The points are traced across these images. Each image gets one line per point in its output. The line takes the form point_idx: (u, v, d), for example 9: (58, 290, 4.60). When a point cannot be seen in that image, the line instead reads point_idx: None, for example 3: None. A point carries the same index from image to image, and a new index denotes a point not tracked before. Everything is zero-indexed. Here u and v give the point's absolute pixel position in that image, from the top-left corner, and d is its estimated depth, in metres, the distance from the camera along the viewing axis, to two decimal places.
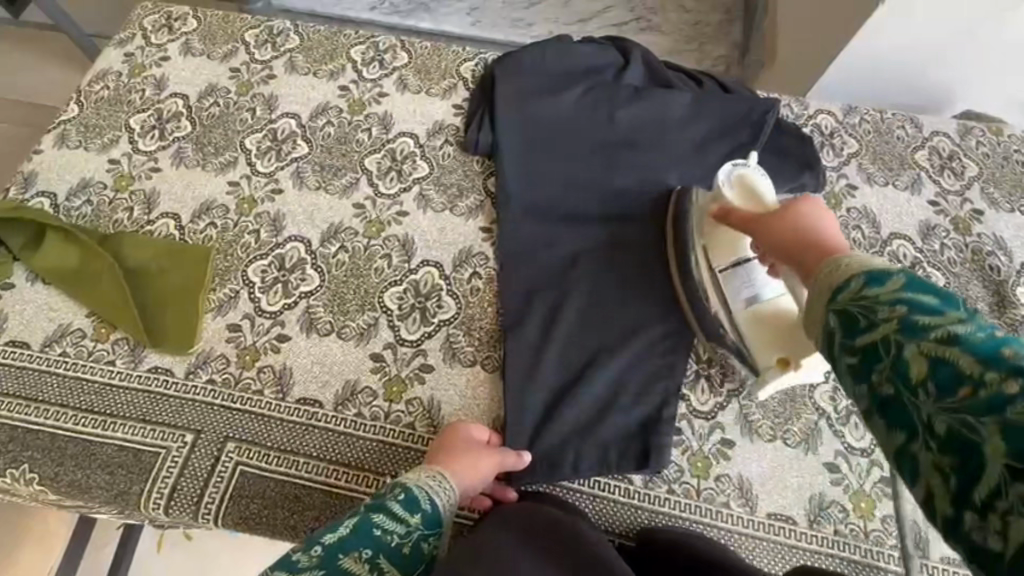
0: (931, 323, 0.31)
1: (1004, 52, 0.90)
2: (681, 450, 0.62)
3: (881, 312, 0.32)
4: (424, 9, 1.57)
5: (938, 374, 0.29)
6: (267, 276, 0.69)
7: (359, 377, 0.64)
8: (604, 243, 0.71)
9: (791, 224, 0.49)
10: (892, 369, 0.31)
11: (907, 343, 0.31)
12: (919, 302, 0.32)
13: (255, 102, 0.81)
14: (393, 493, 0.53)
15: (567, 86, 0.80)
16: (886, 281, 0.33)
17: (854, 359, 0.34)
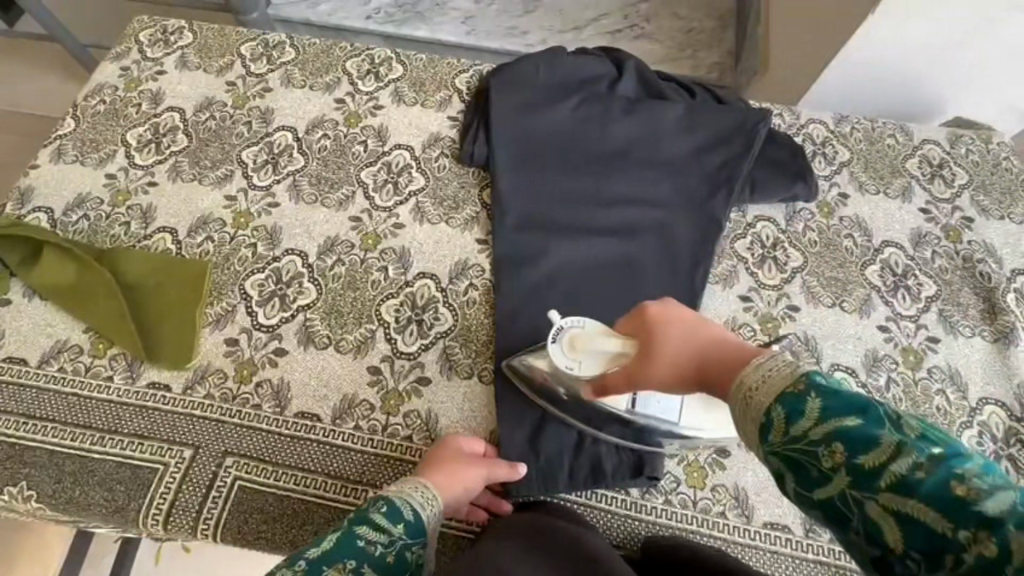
0: (875, 465, 0.31)
1: (997, 59, 0.91)
2: (678, 460, 0.63)
3: (826, 460, 0.33)
4: (419, 19, 1.57)
5: (912, 531, 0.30)
6: (264, 289, 0.69)
7: (356, 390, 0.64)
8: (599, 254, 0.72)
9: (674, 349, 0.46)
10: (862, 524, 0.32)
11: (865, 495, 0.31)
12: (849, 436, 0.33)
13: (251, 115, 0.81)
14: (375, 504, 0.53)
15: (561, 99, 0.81)
16: (808, 415, 0.34)
17: (820, 511, 0.34)
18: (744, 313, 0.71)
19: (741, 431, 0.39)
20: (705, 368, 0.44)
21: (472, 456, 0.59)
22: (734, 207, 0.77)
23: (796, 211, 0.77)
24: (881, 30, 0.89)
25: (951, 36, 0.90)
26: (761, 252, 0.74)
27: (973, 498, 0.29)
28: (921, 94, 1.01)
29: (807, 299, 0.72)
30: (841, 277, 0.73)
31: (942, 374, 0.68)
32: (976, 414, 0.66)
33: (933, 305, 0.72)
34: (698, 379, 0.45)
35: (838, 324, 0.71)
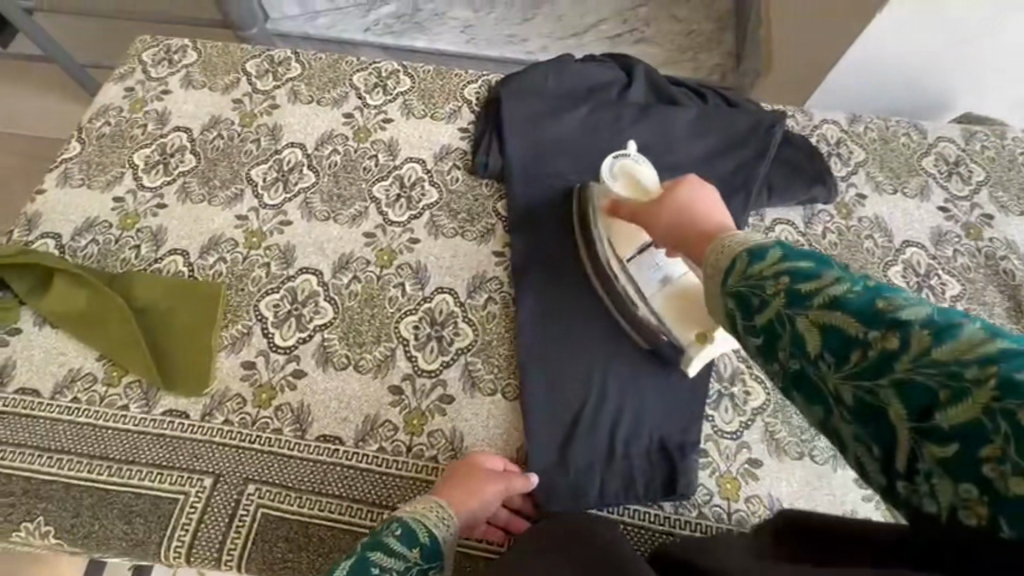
0: (811, 289, 0.33)
1: (1005, 52, 0.91)
2: (709, 471, 0.62)
3: (769, 288, 0.34)
4: (419, 30, 1.57)
5: (832, 342, 0.31)
6: (280, 309, 0.68)
7: (378, 411, 0.63)
8: None
9: (677, 206, 0.50)
10: (790, 342, 0.33)
11: (796, 312, 0.33)
12: (794, 270, 0.34)
13: (259, 133, 0.80)
14: (390, 529, 0.52)
15: (572, 106, 0.80)
16: (766, 256, 0.36)
17: (758, 338, 0.35)
18: None
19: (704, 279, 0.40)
20: (689, 228, 0.47)
21: (486, 471, 0.58)
22: (752, 212, 0.76)
23: (814, 214, 0.76)
24: (886, 31, 0.89)
25: (957, 33, 0.89)
26: None
27: (896, 311, 0.30)
28: (929, 91, 1.00)
29: None
30: None
31: None
32: None
33: (958, 305, 0.71)
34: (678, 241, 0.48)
35: None
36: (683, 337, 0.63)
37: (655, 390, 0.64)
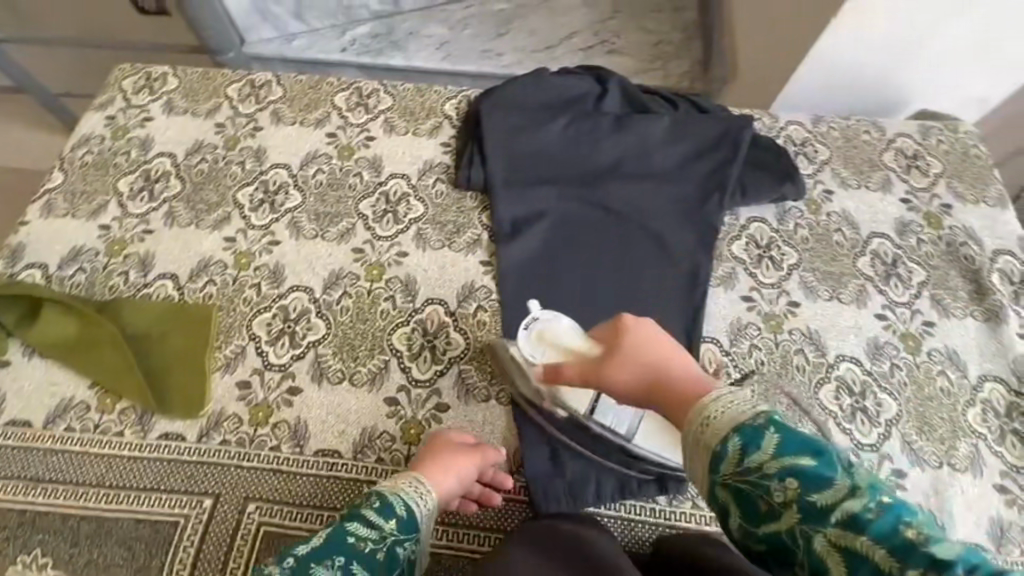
0: (826, 502, 0.34)
1: (955, 49, 0.96)
2: None
3: (778, 493, 0.36)
4: (396, 48, 1.60)
5: (858, 571, 0.32)
6: (272, 328, 0.69)
7: (375, 424, 0.64)
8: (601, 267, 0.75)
9: (635, 355, 0.51)
10: (808, 559, 0.34)
11: (814, 529, 0.34)
12: (802, 471, 0.36)
13: (244, 155, 0.82)
14: (369, 501, 0.54)
15: (551, 118, 0.83)
16: (762, 443, 0.37)
17: (769, 546, 0.37)
18: (748, 313, 0.72)
19: (691, 458, 0.42)
20: (661, 383, 0.49)
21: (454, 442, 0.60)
22: (727, 212, 0.79)
23: (785, 211, 0.80)
24: (843, 34, 0.94)
25: (910, 35, 0.95)
26: (757, 253, 0.77)
27: (925, 542, 0.31)
28: (887, 90, 1.06)
29: (807, 294, 0.74)
30: (835, 270, 0.76)
31: (941, 356, 0.70)
32: (977, 391, 0.68)
33: (924, 290, 0.75)
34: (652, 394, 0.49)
35: (840, 316, 0.73)
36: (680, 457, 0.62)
37: None
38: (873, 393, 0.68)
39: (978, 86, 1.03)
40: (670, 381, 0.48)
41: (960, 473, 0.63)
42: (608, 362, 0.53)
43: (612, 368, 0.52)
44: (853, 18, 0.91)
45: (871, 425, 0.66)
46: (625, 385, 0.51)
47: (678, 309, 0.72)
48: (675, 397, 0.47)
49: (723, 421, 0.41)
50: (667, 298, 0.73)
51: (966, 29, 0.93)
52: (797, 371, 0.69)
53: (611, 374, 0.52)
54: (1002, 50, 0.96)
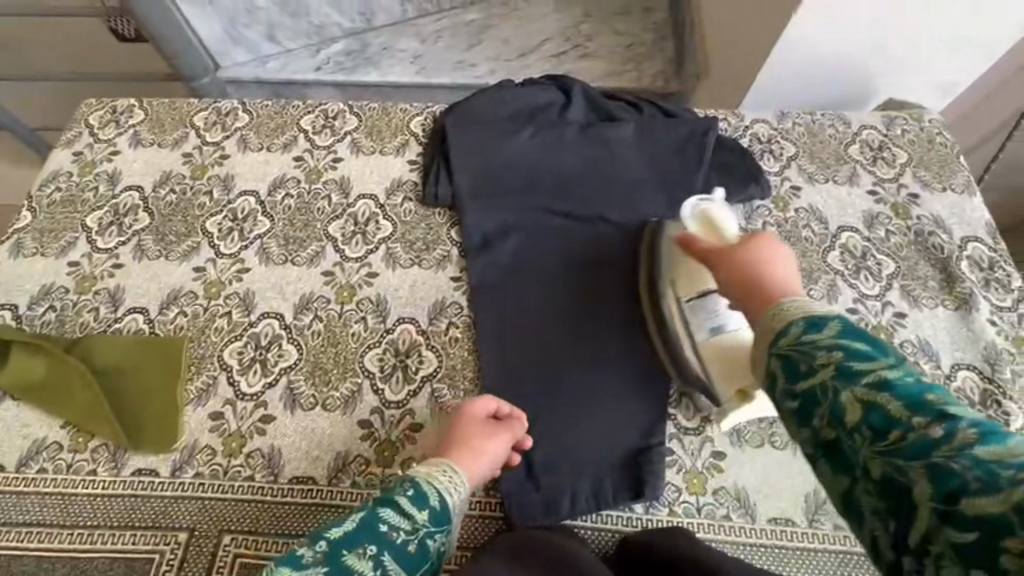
0: (864, 370, 0.38)
1: (918, 39, 0.96)
2: (676, 468, 0.63)
3: (821, 359, 0.40)
4: (370, 64, 1.60)
5: (873, 417, 0.36)
6: (244, 357, 0.69)
7: (349, 447, 0.64)
8: (572, 277, 0.74)
9: (746, 255, 0.54)
10: (830, 409, 0.38)
11: (843, 387, 0.38)
12: (852, 349, 0.39)
13: (212, 184, 0.82)
14: (402, 488, 0.53)
15: (516, 130, 0.83)
16: (824, 328, 0.41)
17: (797, 403, 0.40)
18: None
19: (755, 340, 0.46)
20: (751, 282, 0.51)
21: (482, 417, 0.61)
22: None
23: (753, 211, 0.80)
24: (806, 31, 0.94)
25: (872, 28, 0.95)
26: None
27: (944, 407, 0.35)
28: (853, 82, 1.06)
29: None
30: (804, 267, 0.76)
31: (913, 347, 0.71)
32: (950, 381, 0.69)
33: (894, 282, 0.75)
34: (750, 283, 0.51)
35: None
36: (723, 391, 0.64)
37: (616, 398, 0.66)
38: None
39: (944, 73, 1.03)
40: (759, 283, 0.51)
41: None
42: (721, 254, 0.56)
43: (721, 259, 0.56)
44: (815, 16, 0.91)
45: None
46: (723, 276, 0.54)
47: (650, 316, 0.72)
48: (754, 296, 0.50)
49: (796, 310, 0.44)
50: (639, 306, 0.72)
51: (928, 20, 0.93)
52: None
53: (716, 265, 0.56)
54: (965, 38, 0.96)
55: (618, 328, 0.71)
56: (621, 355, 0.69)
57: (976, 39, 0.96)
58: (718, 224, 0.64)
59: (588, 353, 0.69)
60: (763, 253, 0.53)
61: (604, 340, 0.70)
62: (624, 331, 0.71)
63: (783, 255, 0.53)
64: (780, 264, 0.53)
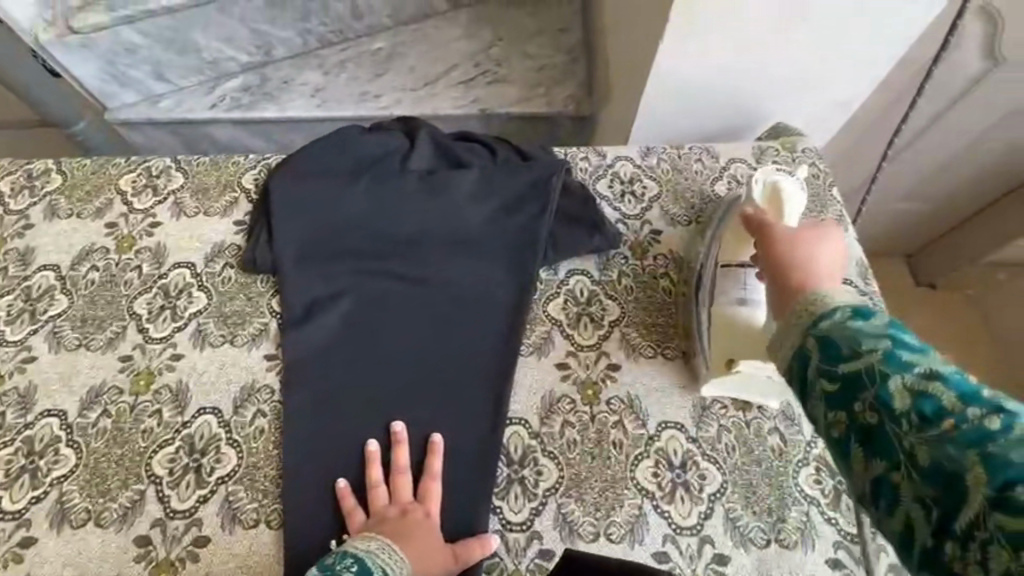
0: (913, 359, 0.36)
1: (803, 60, 0.88)
2: (496, 574, 0.56)
3: (866, 345, 0.38)
4: (268, 99, 1.51)
5: (926, 405, 0.34)
6: (11, 467, 0.60)
7: (118, 572, 0.55)
8: (403, 347, 0.67)
9: (800, 239, 0.52)
10: (876, 394, 0.36)
11: (890, 372, 0.36)
12: (897, 337, 0.38)
13: (8, 260, 0.73)
14: (344, 563, 0.52)
15: (351, 182, 0.75)
16: (871, 318, 0.39)
17: (835, 386, 0.38)
18: (562, 383, 0.65)
19: (789, 318, 0.44)
20: (795, 268, 0.49)
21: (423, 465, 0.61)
22: (543, 267, 0.72)
23: (607, 260, 0.73)
24: (678, 49, 0.86)
25: (747, 51, 0.86)
26: (575, 310, 0.70)
27: (1004, 399, 0.32)
28: (743, 107, 0.98)
29: (628, 354, 0.67)
30: (660, 321, 0.69)
31: (774, 411, 0.64)
32: (812, 447, 0.62)
33: None
34: (792, 267, 0.49)
35: (665, 373, 0.66)
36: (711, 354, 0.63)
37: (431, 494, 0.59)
38: (693, 464, 0.61)
39: (838, 92, 0.96)
40: (803, 266, 0.49)
41: (788, 549, 0.57)
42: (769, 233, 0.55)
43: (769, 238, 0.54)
44: (683, 33, 0.83)
45: (691, 503, 0.59)
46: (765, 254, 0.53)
47: (484, 388, 0.64)
48: (789, 275, 0.48)
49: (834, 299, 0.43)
50: (474, 378, 0.65)
51: (809, 37, 0.85)
52: (612, 448, 0.61)
53: (766, 242, 0.54)
54: (853, 53, 0.88)
55: (446, 403, 0.64)
56: (449, 436, 0.62)
57: (863, 53, 0.88)
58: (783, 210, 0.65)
59: (411, 436, 0.62)
60: (818, 242, 0.51)
61: (430, 418, 0.63)
62: (454, 408, 0.64)
63: (837, 249, 0.51)
64: (832, 258, 0.50)
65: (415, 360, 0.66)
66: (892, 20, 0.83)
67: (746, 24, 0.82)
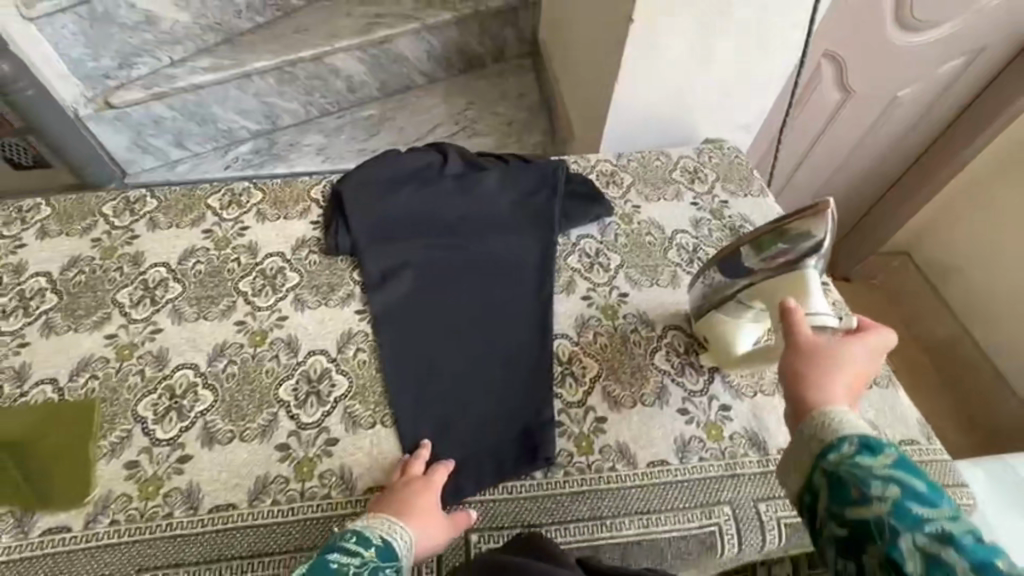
0: (924, 513, 0.42)
1: (719, 89, 1.20)
2: (565, 436, 0.74)
3: (877, 491, 0.45)
4: (278, 159, 1.74)
5: (934, 569, 0.40)
6: (158, 407, 0.72)
7: (268, 470, 0.68)
8: (461, 298, 0.86)
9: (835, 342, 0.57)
10: (884, 548, 0.42)
11: (902, 527, 0.42)
12: (912, 488, 0.44)
13: (122, 261, 0.88)
14: (348, 535, 0.60)
15: (403, 184, 0.96)
16: (879, 456, 0.47)
17: (845, 531, 0.45)
18: (588, 308, 0.87)
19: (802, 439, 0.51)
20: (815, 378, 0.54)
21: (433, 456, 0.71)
22: (560, 234, 0.95)
23: (605, 226, 0.98)
24: (630, 80, 1.16)
25: (674, 83, 1.17)
26: (589, 261, 0.93)
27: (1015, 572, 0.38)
28: (683, 127, 1.28)
29: (632, 286, 0.90)
30: (651, 262, 0.93)
31: None
32: None
33: None
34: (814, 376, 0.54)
35: (662, 296, 0.89)
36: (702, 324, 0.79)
37: (503, 393, 0.77)
38: (696, 349, 0.82)
39: (744, 114, 1.26)
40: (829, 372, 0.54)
41: (770, 395, 0.78)
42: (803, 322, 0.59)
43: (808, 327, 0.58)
44: (633, 67, 1.13)
45: (698, 374, 0.79)
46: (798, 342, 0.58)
47: (530, 319, 0.84)
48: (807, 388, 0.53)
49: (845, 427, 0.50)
50: (522, 314, 0.84)
51: (723, 74, 1.16)
52: (634, 346, 0.82)
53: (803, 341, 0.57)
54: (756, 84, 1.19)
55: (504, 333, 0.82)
56: (511, 354, 0.80)
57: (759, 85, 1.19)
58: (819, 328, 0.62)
59: (480, 357, 0.80)
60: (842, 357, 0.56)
61: (494, 345, 0.81)
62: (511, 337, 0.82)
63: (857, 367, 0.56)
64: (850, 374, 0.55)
65: (473, 306, 0.85)
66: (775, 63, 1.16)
67: (671, 64, 1.13)
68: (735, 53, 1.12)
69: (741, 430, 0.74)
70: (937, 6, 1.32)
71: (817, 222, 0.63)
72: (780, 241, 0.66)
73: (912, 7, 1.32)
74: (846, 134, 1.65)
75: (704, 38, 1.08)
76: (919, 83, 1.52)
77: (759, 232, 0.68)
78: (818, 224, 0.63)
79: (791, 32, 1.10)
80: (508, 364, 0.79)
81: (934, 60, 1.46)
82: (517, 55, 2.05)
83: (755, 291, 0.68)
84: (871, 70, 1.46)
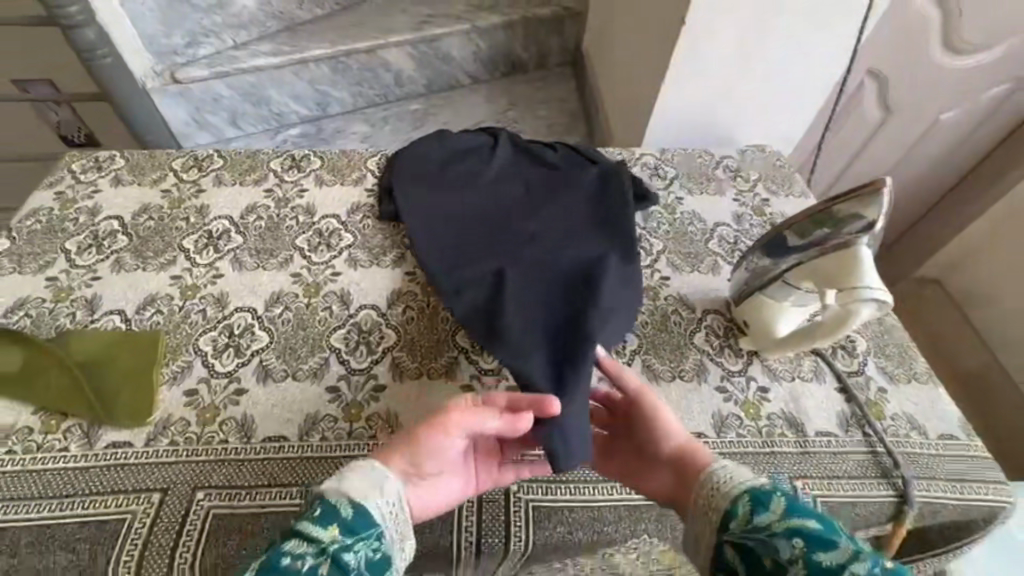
0: (828, 559, 0.46)
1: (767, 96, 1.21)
2: None
3: (786, 550, 0.48)
4: (324, 143, 1.80)
5: None
6: (217, 343, 0.76)
7: (318, 408, 0.71)
8: (496, 261, 0.82)
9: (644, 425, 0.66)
10: None
11: None
12: (810, 536, 0.48)
13: (189, 212, 0.92)
14: (307, 515, 0.51)
15: (452, 161, 0.97)
16: (772, 511, 0.51)
17: None
18: None
19: (703, 519, 0.56)
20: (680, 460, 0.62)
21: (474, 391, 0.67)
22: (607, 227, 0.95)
23: (647, 214, 1.00)
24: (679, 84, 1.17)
25: (722, 87, 1.19)
26: None
27: None
28: (725, 127, 1.28)
29: (674, 270, 0.92)
30: (692, 250, 0.95)
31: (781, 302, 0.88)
32: None
33: None
34: (677, 456, 0.63)
35: (702, 282, 0.91)
36: (743, 308, 0.79)
37: (533, 355, 0.72)
38: (735, 333, 0.83)
39: (785, 122, 1.28)
40: (686, 451, 0.63)
41: (808, 381, 0.78)
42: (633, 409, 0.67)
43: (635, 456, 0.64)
44: (683, 64, 1.13)
45: (737, 356, 0.80)
46: (654, 477, 0.64)
47: (570, 284, 0.79)
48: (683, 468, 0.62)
49: (727, 487, 0.56)
50: (562, 279, 0.79)
51: (771, 76, 1.17)
52: (674, 325, 0.84)
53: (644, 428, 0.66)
54: (801, 95, 1.22)
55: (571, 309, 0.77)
56: (550, 319, 0.75)
57: (807, 95, 1.22)
58: (863, 296, 0.64)
59: (512, 317, 0.75)
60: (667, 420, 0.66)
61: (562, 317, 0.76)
62: (548, 300, 0.77)
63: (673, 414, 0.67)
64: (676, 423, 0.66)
65: (509, 269, 0.80)
66: (823, 72, 1.18)
67: (722, 69, 1.15)
68: (783, 52, 1.12)
69: (779, 411, 0.75)
70: (984, 30, 1.34)
71: (868, 204, 0.63)
72: (823, 227, 0.67)
73: (959, 30, 1.34)
74: (885, 152, 1.65)
75: (757, 35, 1.08)
76: (963, 106, 1.53)
77: (806, 210, 0.69)
78: (873, 206, 0.63)
79: (843, 35, 1.10)
80: (548, 329, 0.74)
81: (980, 82, 1.47)
82: (558, 64, 2.11)
83: (802, 271, 0.69)
84: (915, 89, 1.47)
